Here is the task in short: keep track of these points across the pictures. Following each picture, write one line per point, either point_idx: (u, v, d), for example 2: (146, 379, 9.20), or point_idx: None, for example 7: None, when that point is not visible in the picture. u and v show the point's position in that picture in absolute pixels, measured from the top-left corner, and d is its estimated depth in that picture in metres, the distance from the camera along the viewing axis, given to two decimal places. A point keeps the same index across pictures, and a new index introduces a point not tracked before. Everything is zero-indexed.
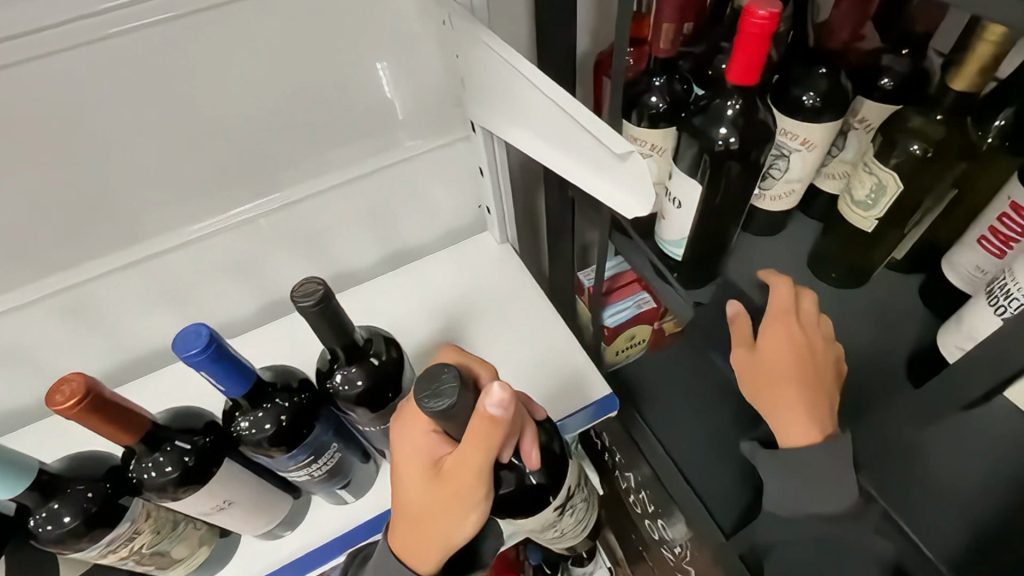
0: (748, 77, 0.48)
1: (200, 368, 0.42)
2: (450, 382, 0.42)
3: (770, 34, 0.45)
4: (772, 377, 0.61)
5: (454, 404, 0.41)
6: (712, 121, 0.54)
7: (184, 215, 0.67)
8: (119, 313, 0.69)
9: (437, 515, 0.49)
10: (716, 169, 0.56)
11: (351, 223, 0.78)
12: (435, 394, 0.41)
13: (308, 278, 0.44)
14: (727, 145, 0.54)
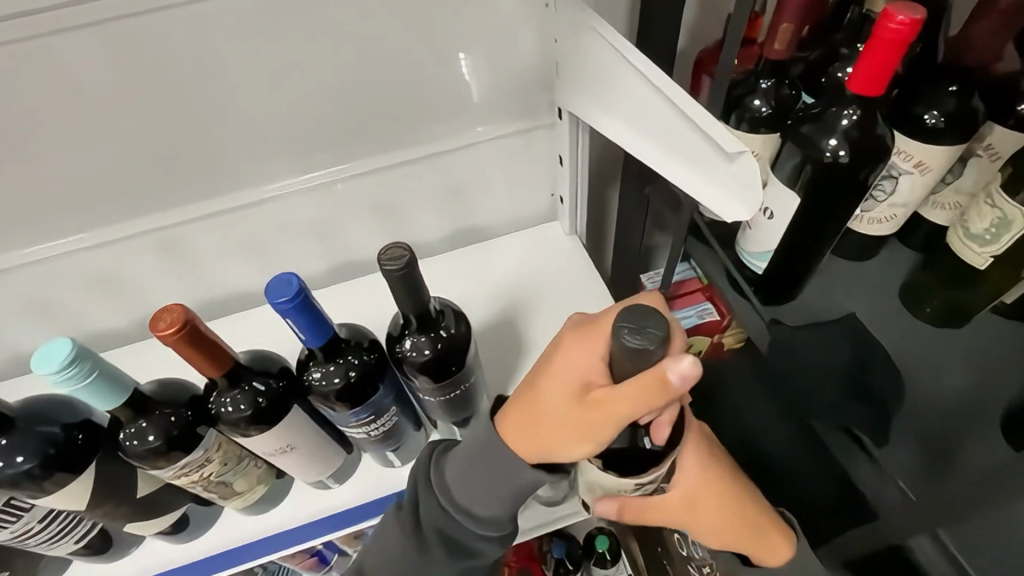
0: (869, 89, 0.45)
1: (286, 316, 0.44)
2: (659, 327, 0.39)
3: (907, 41, 0.42)
4: (719, 521, 0.56)
5: (644, 345, 0.39)
6: (825, 128, 0.51)
7: (273, 173, 0.70)
8: (206, 256, 0.74)
9: (559, 426, 0.48)
10: (817, 180, 0.54)
11: (428, 197, 0.79)
12: (640, 330, 0.39)
13: (395, 243, 0.45)
14: (836, 157, 0.51)
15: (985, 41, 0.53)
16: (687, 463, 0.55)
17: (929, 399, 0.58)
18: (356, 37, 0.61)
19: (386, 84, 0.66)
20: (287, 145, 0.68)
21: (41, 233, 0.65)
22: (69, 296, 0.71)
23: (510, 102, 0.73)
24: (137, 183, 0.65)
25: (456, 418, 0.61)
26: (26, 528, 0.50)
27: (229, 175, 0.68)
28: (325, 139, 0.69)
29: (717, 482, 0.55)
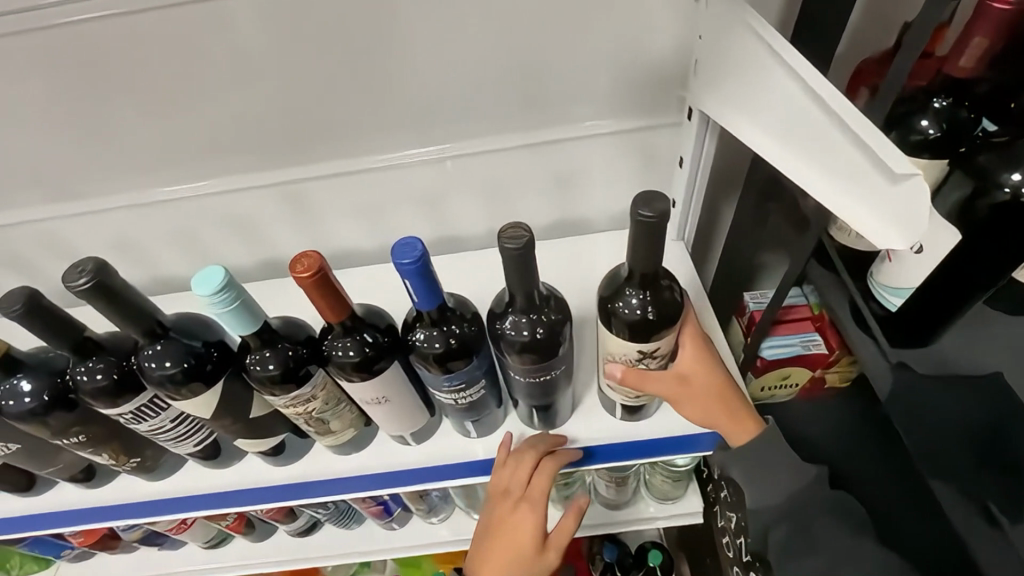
0: None
1: (405, 277, 0.47)
2: (666, 204, 0.43)
3: None
4: (700, 397, 0.62)
5: (658, 215, 0.43)
6: (1012, 160, 0.46)
7: (400, 143, 0.73)
8: (329, 210, 0.80)
9: (516, 559, 0.69)
10: (989, 218, 0.48)
11: (539, 182, 0.80)
12: (650, 203, 0.43)
13: (515, 222, 0.46)
14: (1018, 193, 0.46)
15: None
16: (685, 348, 0.63)
17: None
18: (499, 19, 0.62)
19: (520, 68, 0.66)
20: (417, 118, 0.71)
21: (200, 172, 0.73)
22: (214, 230, 0.80)
23: (639, 95, 0.71)
24: (282, 138, 0.70)
25: (538, 402, 0.62)
26: (161, 424, 0.58)
27: (362, 140, 0.72)
28: (452, 116, 0.71)
29: (709, 369, 0.63)
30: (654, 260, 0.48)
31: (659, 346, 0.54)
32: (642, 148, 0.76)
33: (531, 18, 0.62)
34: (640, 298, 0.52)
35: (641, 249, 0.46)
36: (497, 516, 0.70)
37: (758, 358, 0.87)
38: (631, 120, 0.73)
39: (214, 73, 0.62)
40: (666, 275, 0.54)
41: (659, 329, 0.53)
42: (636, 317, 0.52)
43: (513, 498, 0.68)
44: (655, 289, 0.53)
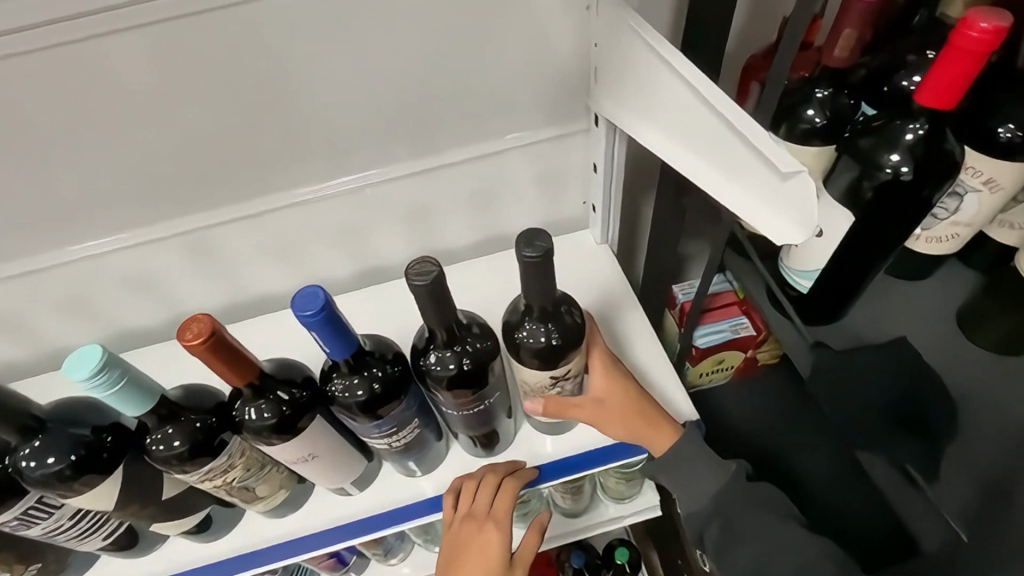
0: (943, 101, 0.42)
1: (312, 329, 0.43)
2: (548, 242, 0.43)
3: (986, 54, 0.38)
4: (619, 412, 0.62)
5: (543, 253, 0.43)
6: (886, 146, 0.48)
7: (304, 178, 0.69)
8: (234, 257, 0.74)
9: (470, 564, 0.65)
10: (877, 199, 0.50)
11: (455, 202, 0.78)
12: (532, 242, 0.43)
13: (422, 256, 0.44)
14: (897, 174, 0.48)
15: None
16: (597, 367, 0.63)
17: (991, 434, 0.53)
18: (391, 42, 0.59)
19: (422, 90, 0.64)
20: (317, 150, 0.66)
21: (77, 235, 0.65)
22: (105, 293, 0.73)
23: (545, 106, 0.70)
24: (172, 185, 0.64)
25: (478, 431, 0.60)
26: (58, 524, 0.51)
27: (262, 179, 0.67)
28: (355, 144, 0.67)
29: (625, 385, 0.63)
30: (550, 293, 0.47)
31: (570, 368, 0.54)
32: (555, 157, 0.76)
33: (423, 38, 0.59)
34: (541, 327, 0.51)
35: (534, 288, 0.46)
36: (458, 536, 0.66)
37: (692, 348, 0.89)
38: (539, 131, 0.73)
39: (78, 125, 0.56)
40: (565, 301, 0.53)
41: (564, 356, 0.52)
42: (540, 346, 0.51)
43: (477, 523, 0.64)
44: (557, 318, 0.51)
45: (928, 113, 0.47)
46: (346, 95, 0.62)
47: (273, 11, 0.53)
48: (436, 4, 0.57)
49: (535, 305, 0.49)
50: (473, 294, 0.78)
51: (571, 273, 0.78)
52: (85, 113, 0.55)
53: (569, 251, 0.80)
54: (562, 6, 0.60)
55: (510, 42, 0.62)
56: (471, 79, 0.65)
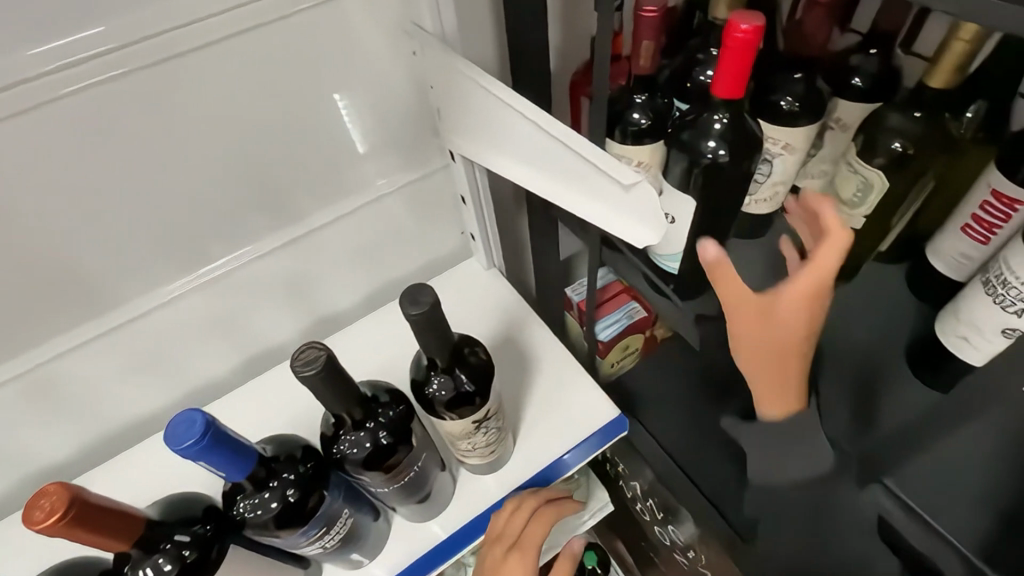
0: (734, 91, 0.48)
1: (197, 459, 0.38)
2: (432, 295, 0.42)
3: (754, 47, 0.45)
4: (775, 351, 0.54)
5: (427, 308, 0.42)
6: (701, 135, 0.55)
7: (151, 282, 0.62)
8: (86, 388, 0.64)
9: None
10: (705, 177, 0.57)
11: (331, 266, 0.74)
12: (416, 299, 0.42)
13: (307, 342, 0.40)
14: (716, 157, 0.55)
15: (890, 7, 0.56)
16: (801, 289, 0.51)
17: (844, 349, 0.63)
18: (216, 120, 0.55)
19: (264, 162, 0.61)
20: (159, 248, 0.60)
21: None
22: None
23: (398, 152, 0.70)
24: None
25: (416, 497, 0.57)
26: None
27: (99, 297, 0.59)
28: (204, 234, 0.62)
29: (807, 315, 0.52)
30: (448, 341, 0.46)
31: (490, 408, 0.53)
32: (422, 198, 0.76)
33: (250, 110, 0.56)
34: (450, 378, 0.50)
35: (433, 342, 0.45)
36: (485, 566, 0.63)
37: (597, 344, 0.93)
38: (399, 177, 0.72)
39: None
40: (466, 342, 0.52)
41: (479, 401, 0.51)
42: (452, 397, 0.50)
43: (507, 544, 0.63)
44: (462, 363, 0.50)
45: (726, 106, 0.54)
46: (178, 184, 0.57)
47: (68, 115, 0.48)
48: (257, 75, 0.55)
49: (438, 358, 0.48)
50: (375, 354, 0.75)
51: (467, 306, 0.78)
52: None
53: (460, 284, 0.81)
54: (388, 56, 0.61)
55: (346, 98, 0.62)
56: (314, 141, 0.63)
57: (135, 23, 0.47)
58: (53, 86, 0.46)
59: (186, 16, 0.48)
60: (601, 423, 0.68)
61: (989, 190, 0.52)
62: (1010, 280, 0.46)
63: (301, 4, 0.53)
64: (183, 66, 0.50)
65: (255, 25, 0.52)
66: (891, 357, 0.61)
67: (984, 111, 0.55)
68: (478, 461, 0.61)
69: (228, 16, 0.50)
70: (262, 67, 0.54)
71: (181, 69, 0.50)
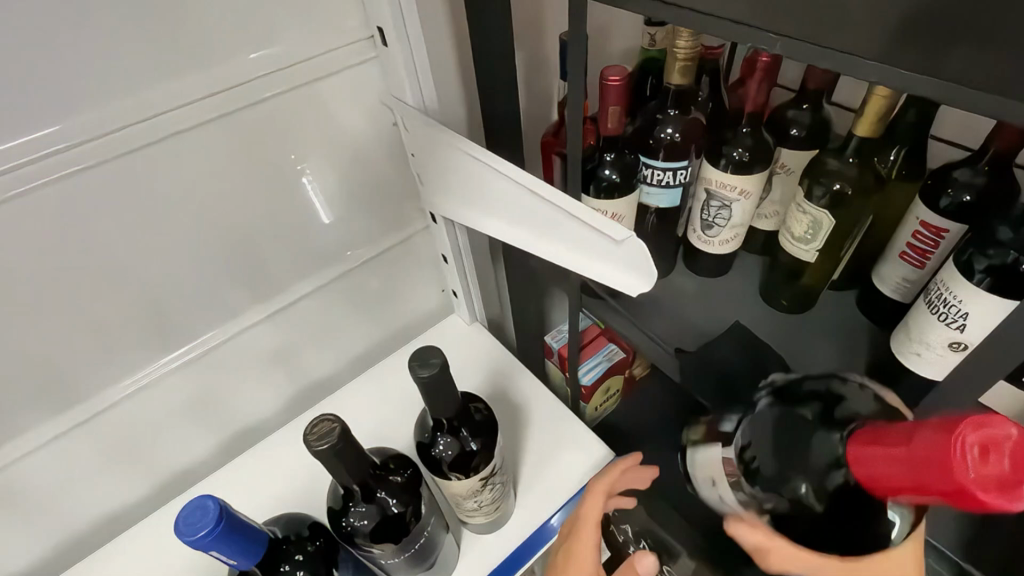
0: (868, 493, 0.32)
1: (209, 549, 0.36)
2: (440, 354, 0.43)
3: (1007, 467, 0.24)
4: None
5: (439, 370, 0.43)
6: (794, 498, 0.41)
7: (131, 362, 0.60)
8: (54, 486, 0.60)
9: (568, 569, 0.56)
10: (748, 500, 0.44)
11: (315, 332, 0.74)
12: (426, 361, 0.43)
13: (320, 415, 0.40)
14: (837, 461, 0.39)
15: (813, 70, 0.64)
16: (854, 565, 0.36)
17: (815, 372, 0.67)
18: (199, 197, 0.56)
19: (248, 234, 0.61)
20: (138, 328, 0.58)
21: None
22: None
23: (381, 215, 0.72)
24: None
25: (424, 566, 0.55)
26: None
27: (74, 386, 0.57)
28: (186, 310, 0.61)
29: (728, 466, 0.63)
30: (456, 401, 0.47)
31: (495, 464, 0.53)
32: (402, 260, 0.77)
33: (234, 184, 0.58)
34: (456, 438, 0.50)
35: (443, 402, 0.46)
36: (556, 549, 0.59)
37: (581, 388, 0.95)
38: (380, 239, 0.74)
39: None
40: (469, 400, 0.53)
41: (485, 459, 0.51)
42: (457, 457, 0.50)
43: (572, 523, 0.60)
44: (467, 420, 0.51)
45: (817, 397, 0.43)
46: (162, 261, 0.57)
47: (51, 200, 0.48)
48: (242, 151, 0.56)
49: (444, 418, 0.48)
50: (364, 419, 0.73)
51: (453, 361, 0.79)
52: None
53: (442, 341, 0.81)
54: (365, 129, 0.64)
55: (327, 167, 0.64)
56: (296, 210, 0.64)
57: (124, 109, 0.48)
58: (40, 173, 0.46)
59: (174, 101, 0.50)
60: (598, 468, 0.68)
61: (919, 222, 0.59)
62: (950, 298, 0.52)
63: (281, 87, 0.56)
64: (165, 148, 0.52)
65: (237, 107, 0.54)
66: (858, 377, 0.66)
67: (905, 155, 0.63)
68: (486, 520, 0.60)
69: (215, 99, 0.52)
70: (246, 145, 0.56)
71: (166, 150, 0.52)
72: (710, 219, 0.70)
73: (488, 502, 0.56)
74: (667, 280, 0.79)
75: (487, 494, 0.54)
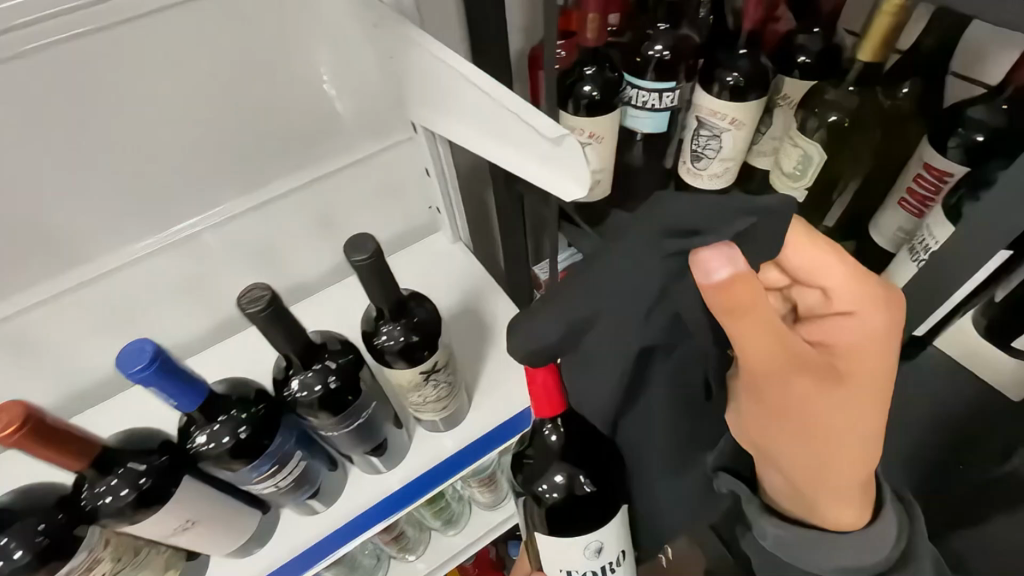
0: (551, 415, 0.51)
1: (149, 385, 0.41)
2: (373, 241, 0.45)
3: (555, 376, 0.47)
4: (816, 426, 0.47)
5: (370, 254, 0.45)
6: (543, 469, 0.59)
7: (127, 234, 0.65)
8: (61, 339, 0.67)
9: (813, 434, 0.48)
10: (515, 451, 0.63)
11: (301, 231, 0.77)
12: (357, 247, 0.45)
13: (253, 283, 0.43)
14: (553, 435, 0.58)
15: None
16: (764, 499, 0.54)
17: None
18: (183, 80, 0.58)
19: (231, 123, 0.64)
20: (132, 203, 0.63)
21: None
22: None
23: (370, 123, 0.73)
24: None
25: (369, 445, 0.60)
26: None
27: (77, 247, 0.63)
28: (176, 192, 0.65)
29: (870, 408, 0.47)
30: (394, 289, 0.50)
31: (438, 360, 0.56)
32: (387, 170, 0.78)
33: (218, 71, 0.60)
34: (399, 327, 0.53)
35: (382, 288, 0.49)
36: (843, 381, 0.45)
37: None
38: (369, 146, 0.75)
39: None
40: (415, 297, 0.56)
41: (426, 354, 0.54)
42: (401, 347, 0.53)
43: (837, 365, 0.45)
44: (410, 315, 0.54)
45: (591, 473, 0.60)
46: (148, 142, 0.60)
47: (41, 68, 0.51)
48: (226, 37, 0.58)
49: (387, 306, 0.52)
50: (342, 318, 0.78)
51: (433, 275, 0.82)
52: None
53: (425, 255, 0.84)
54: None
55: (310, 62, 0.64)
56: (281, 104, 0.66)
57: None
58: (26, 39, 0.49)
59: None
60: None
61: (922, 164, 0.55)
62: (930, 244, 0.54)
63: None
64: (146, 27, 0.53)
65: None
66: None
67: (920, 89, 0.58)
68: (435, 415, 0.64)
69: None
70: (228, 31, 0.58)
71: (148, 29, 0.53)
72: (699, 149, 0.67)
73: (433, 397, 0.59)
74: None
75: (431, 388, 0.58)
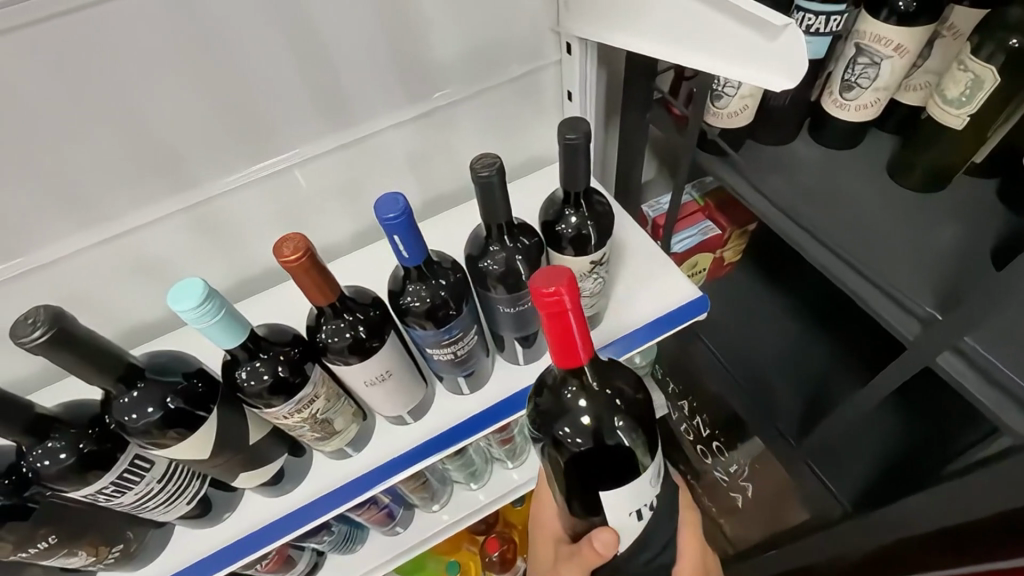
0: (573, 357, 0.41)
1: (393, 234, 0.47)
2: (587, 124, 0.49)
3: (574, 300, 0.38)
4: None
5: (579, 138, 0.49)
6: (568, 413, 0.52)
7: (310, 134, 0.68)
8: (245, 227, 0.73)
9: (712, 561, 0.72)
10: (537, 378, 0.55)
11: (452, 147, 0.80)
12: (573, 127, 0.49)
13: (484, 152, 0.48)
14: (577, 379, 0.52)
15: None
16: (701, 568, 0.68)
17: (932, 250, 0.67)
18: None
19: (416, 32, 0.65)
20: (325, 105, 0.66)
21: (90, 219, 0.62)
22: (110, 282, 0.68)
23: (532, 45, 0.74)
24: (178, 158, 0.62)
25: (523, 334, 0.65)
26: (148, 488, 0.53)
27: (269, 142, 0.66)
28: (361, 99, 0.68)
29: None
30: (586, 179, 0.53)
31: (605, 254, 0.60)
32: (530, 92, 0.80)
33: None
34: (579, 217, 0.57)
35: (577, 173, 0.52)
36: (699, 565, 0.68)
37: (672, 255, 0.97)
38: (527, 66, 0.76)
39: (81, 95, 0.53)
40: (595, 192, 0.60)
41: (599, 246, 0.58)
42: (577, 234, 0.57)
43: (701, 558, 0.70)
44: (591, 207, 0.58)
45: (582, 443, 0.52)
46: (345, 45, 0.62)
47: None
48: None
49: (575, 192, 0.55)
50: None
51: None
52: (90, 81, 0.53)
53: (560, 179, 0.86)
54: None
55: None
56: (467, 20, 0.67)
57: None
58: None
59: None
60: (686, 300, 0.73)
61: None
62: None
63: None
64: None
65: None
66: (981, 257, 0.65)
67: None
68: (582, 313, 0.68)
69: None
70: None
71: None
72: (853, 79, 0.69)
73: (590, 290, 0.64)
74: (789, 146, 0.78)
75: (592, 281, 0.62)
